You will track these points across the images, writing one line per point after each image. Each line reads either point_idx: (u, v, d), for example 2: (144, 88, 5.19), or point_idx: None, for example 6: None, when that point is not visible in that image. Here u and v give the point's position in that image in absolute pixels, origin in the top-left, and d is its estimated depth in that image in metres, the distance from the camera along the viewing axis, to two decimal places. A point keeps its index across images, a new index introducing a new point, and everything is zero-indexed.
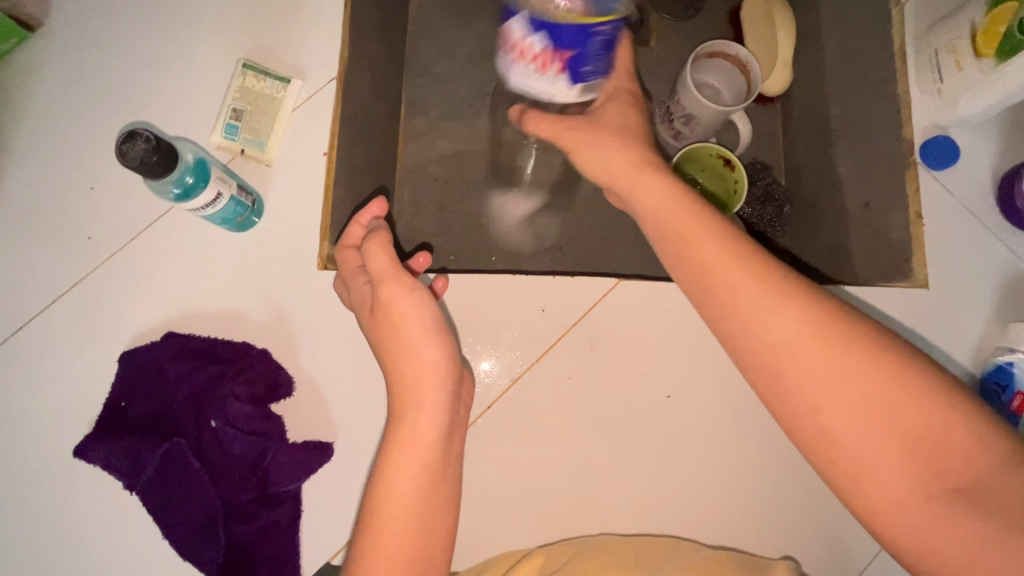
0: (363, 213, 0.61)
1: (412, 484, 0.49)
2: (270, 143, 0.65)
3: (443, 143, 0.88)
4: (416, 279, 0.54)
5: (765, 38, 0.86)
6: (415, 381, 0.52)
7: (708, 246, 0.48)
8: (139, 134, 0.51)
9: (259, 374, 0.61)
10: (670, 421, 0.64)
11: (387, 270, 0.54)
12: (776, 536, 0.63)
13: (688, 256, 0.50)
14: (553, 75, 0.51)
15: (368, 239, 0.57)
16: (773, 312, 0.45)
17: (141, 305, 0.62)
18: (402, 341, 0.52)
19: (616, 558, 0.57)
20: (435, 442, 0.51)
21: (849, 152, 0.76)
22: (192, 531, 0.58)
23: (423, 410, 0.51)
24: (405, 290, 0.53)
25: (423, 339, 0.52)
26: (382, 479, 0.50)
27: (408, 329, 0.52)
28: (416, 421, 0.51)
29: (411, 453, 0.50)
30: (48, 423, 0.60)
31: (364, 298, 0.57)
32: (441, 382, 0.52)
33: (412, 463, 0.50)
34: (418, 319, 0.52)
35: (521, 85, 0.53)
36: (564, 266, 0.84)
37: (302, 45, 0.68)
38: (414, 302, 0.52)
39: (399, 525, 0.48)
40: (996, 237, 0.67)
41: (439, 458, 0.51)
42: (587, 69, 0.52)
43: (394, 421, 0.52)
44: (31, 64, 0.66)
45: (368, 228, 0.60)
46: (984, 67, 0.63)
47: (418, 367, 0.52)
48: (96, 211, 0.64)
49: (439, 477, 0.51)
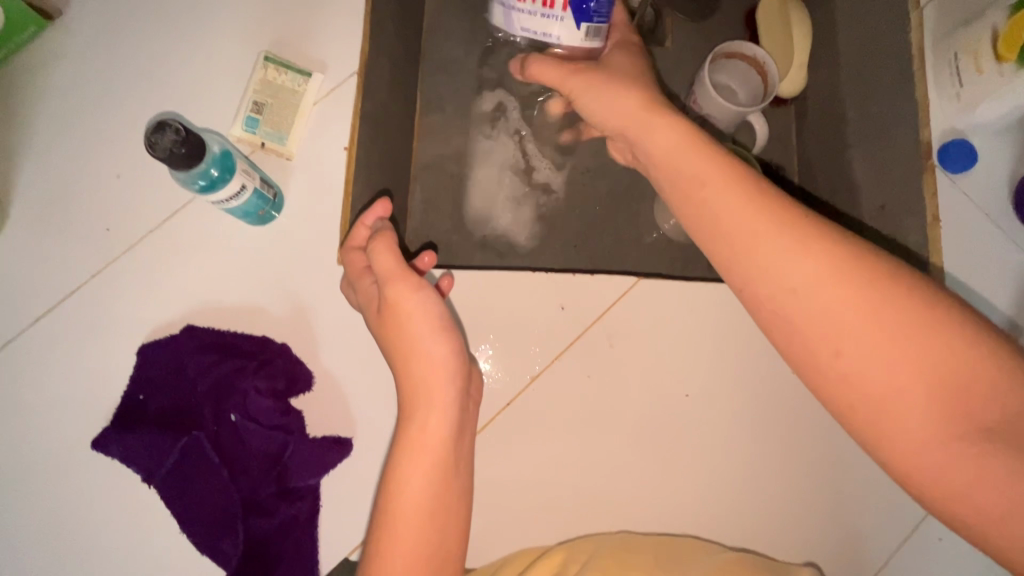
0: (368, 213, 0.60)
1: (424, 482, 0.48)
2: (291, 137, 0.65)
3: (458, 140, 0.87)
4: (423, 278, 0.53)
5: (780, 37, 0.85)
6: (422, 382, 0.51)
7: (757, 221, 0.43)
8: (168, 124, 0.51)
9: (280, 368, 0.61)
10: (687, 420, 0.65)
11: (394, 270, 0.53)
12: (791, 536, 0.63)
13: (724, 233, 0.44)
14: (558, 12, 0.56)
15: (374, 239, 0.56)
16: (826, 295, 0.40)
17: (160, 296, 0.62)
18: (408, 340, 0.52)
19: (636, 556, 0.57)
20: (447, 439, 0.50)
21: (866, 154, 0.75)
22: (210, 525, 0.58)
23: (433, 408, 0.50)
24: (412, 287, 0.52)
25: (430, 338, 0.51)
26: (395, 476, 0.49)
27: (415, 327, 0.52)
28: (427, 419, 0.50)
29: (420, 453, 0.49)
30: (66, 415, 0.59)
31: (371, 298, 0.57)
32: (450, 380, 0.51)
33: (422, 464, 0.49)
34: (426, 317, 0.52)
35: (519, 29, 0.59)
36: (577, 265, 0.85)
37: (324, 39, 0.68)
38: (420, 300, 0.52)
39: (413, 523, 0.47)
40: (1012, 241, 0.68)
41: (453, 455, 0.50)
42: (592, 7, 0.55)
43: (405, 419, 0.51)
44: (50, 53, 0.65)
45: (373, 229, 0.60)
46: (1005, 71, 0.63)
47: (426, 366, 0.51)
48: (116, 203, 0.63)
49: (452, 474, 0.50)
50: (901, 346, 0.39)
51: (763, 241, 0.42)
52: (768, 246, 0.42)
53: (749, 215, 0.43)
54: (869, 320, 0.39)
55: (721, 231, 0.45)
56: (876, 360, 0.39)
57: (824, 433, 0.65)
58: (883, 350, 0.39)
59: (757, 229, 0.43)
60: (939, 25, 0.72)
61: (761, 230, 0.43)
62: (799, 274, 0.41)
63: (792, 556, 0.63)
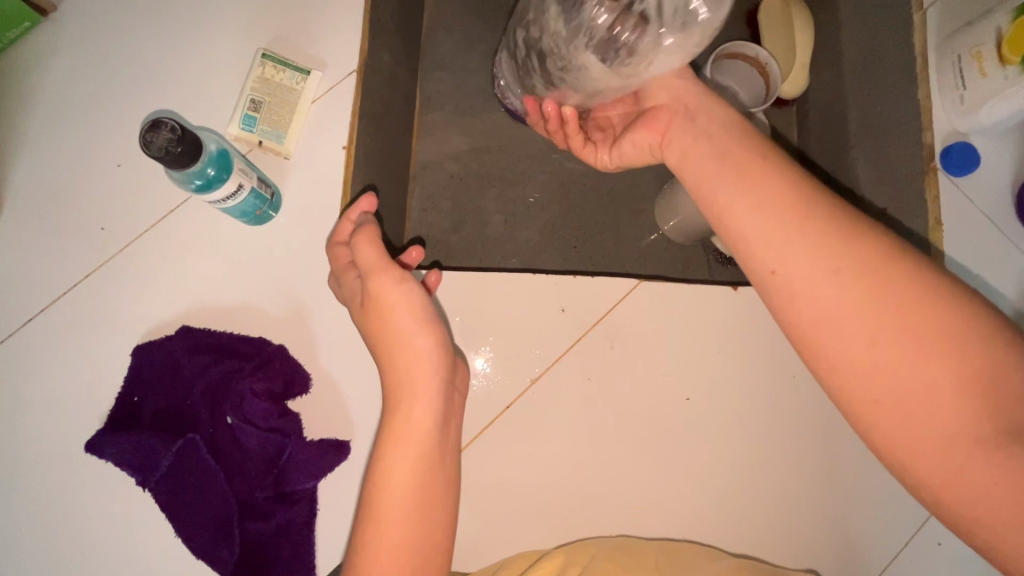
0: (351, 209, 0.58)
1: (410, 477, 0.48)
2: (289, 135, 0.64)
3: (456, 139, 0.87)
4: (407, 271, 0.52)
5: (782, 36, 0.85)
6: (406, 373, 0.50)
7: (776, 214, 0.42)
8: (164, 122, 0.50)
9: (278, 370, 0.60)
10: (688, 424, 0.64)
11: (377, 263, 0.52)
12: (791, 541, 0.63)
13: (740, 224, 0.43)
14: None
15: (357, 233, 0.55)
16: (852, 276, 0.39)
17: (156, 296, 0.61)
18: (393, 333, 0.51)
19: (635, 560, 0.56)
20: (431, 431, 0.50)
21: (868, 156, 0.76)
22: (206, 529, 0.57)
23: (417, 398, 0.50)
24: (394, 279, 0.51)
25: (414, 330, 0.51)
26: (381, 470, 0.48)
27: (399, 320, 0.51)
28: (410, 410, 0.49)
29: (406, 445, 0.49)
30: (60, 416, 0.59)
31: (356, 292, 0.56)
32: (435, 371, 0.51)
33: (408, 456, 0.48)
34: (409, 311, 0.51)
35: None
36: (578, 266, 0.84)
37: (322, 36, 0.67)
38: (403, 292, 0.51)
39: (399, 517, 0.47)
40: (1014, 244, 0.67)
41: (438, 449, 0.50)
42: None
43: (389, 412, 0.50)
44: (44, 49, 0.64)
45: (357, 224, 0.58)
46: (1010, 75, 0.61)
47: (410, 359, 0.50)
48: (111, 202, 0.62)
49: (439, 467, 0.50)
50: (907, 346, 0.38)
51: (784, 233, 0.42)
52: (784, 233, 0.41)
53: (769, 196, 0.43)
54: (881, 317, 0.39)
55: (745, 216, 0.43)
56: (902, 348, 0.38)
57: (823, 437, 0.65)
58: (905, 340, 0.38)
59: (771, 222, 0.42)
60: (945, 25, 0.70)
61: (786, 205, 0.42)
62: (825, 260, 0.40)
63: (792, 561, 0.63)
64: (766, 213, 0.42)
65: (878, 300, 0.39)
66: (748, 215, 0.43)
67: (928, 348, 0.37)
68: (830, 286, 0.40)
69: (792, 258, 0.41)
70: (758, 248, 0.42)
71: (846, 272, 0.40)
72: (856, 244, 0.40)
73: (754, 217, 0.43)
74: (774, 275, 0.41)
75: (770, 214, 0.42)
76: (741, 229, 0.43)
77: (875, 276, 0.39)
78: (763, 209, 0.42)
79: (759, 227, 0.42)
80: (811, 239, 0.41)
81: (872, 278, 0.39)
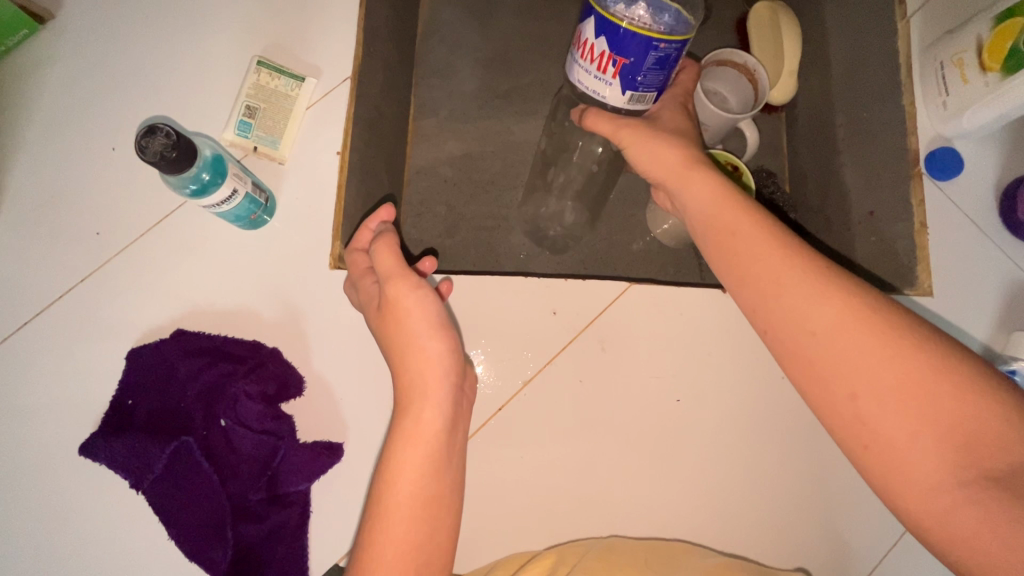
0: (372, 217, 0.60)
1: (417, 476, 0.48)
2: (283, 141, 0.65)
3: (492, 136, 0.89)
4: (424, 278, 0.53)
5: (770, 42, 0.86)
6: (418, 375, 0.51)
7: (759, 249, 0.49)
8: (159, 128, 0.52)
9: (271, 373, 0.61)
10: (680, 424, 0.65)
11: (395, 268, 0.53)
12: (781, 541, 0.64)
13: (723, 283, 0.52)
14: (609, 76, 0.52)
15: (376, 240, 0.57)
16: (816, 314, 0.45)
17: (150, 299, 0.62)
18: (407, 336, 0.52)
19: (627, 558, 0.57)
20: (440, 431, 0.51)
21: (856, 162, 0.77)
22: (198, 531, 0.57)
23: (428, 402, 0.51)
24: (411, 286, 0.52)
25: (427, 334, 0.52)
26: (388, 468, 0.49)
27: (413, 323, 0.52)
28: (421, 411, 0.50)
29: (416, 446, 0.49)
30: (53, 419, 0.59)
31: (371, 297, 0.56)
32: (445, 374, 0.52)
33: (417, 456, 0.49)
34: (423, 315, 0.52)
35: (580, 80, 0.55)
36: (570, 269, 0.85)
37: (317, 44, 0.68)
38: (419, 297, 0.52)
39: (404, 515, 0.48)
40: (1001, 246, 0.68)
41: (446, 450, 0.51)
42: (642, 78, 0.52)
43: (400, 413, 0.51)
44: (41, 55, 0.65)
45: (377, 232, 0.60)
46: (990, 81, 0.64)
47: (423, 362, 0.51)
48: (108, 205, 0.63)
49: (444, 467, 0.50)
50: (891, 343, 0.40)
51: (764, 262, 0.48)
52: (771, 259, 0.48)
53: (742, 241, 0.50)
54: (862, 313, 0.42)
55: (733, 278, 0.51)
56: (868, 364, 0.43)
57: (811, 439, 0.66)
58: (873, 356, 0.43)
59: (757, 245, 0.49)
60: (926, 32, 0.72)
61: (760, 254, 0.49)
62: (808, 291, 0.46)
63: (781, 561, 0.63)
64: (751, 258, 0.49)
65: (846, 314, 0.45)
66: (743, 238, 0.50)
67: (899, 365, 0.43)
68: (813, 291, 0.46)
69: (777, 317, 0.47)
70: (746, 272, 0.49)
71: (816, 307, 0.46)
72: (812, 282, 0.46)
73: (745, 252, 0.49)
74: (766, 335, 0.49)
75: (761, 257, 0.48)
76: (734, 255, 0.50)
77: (840, 310, 0.45)
78: (759, 237, 0.49)
79: (749, 245, 0.49)
80: (782, 287, 0.47)
81: (842, 297, 0.45)
